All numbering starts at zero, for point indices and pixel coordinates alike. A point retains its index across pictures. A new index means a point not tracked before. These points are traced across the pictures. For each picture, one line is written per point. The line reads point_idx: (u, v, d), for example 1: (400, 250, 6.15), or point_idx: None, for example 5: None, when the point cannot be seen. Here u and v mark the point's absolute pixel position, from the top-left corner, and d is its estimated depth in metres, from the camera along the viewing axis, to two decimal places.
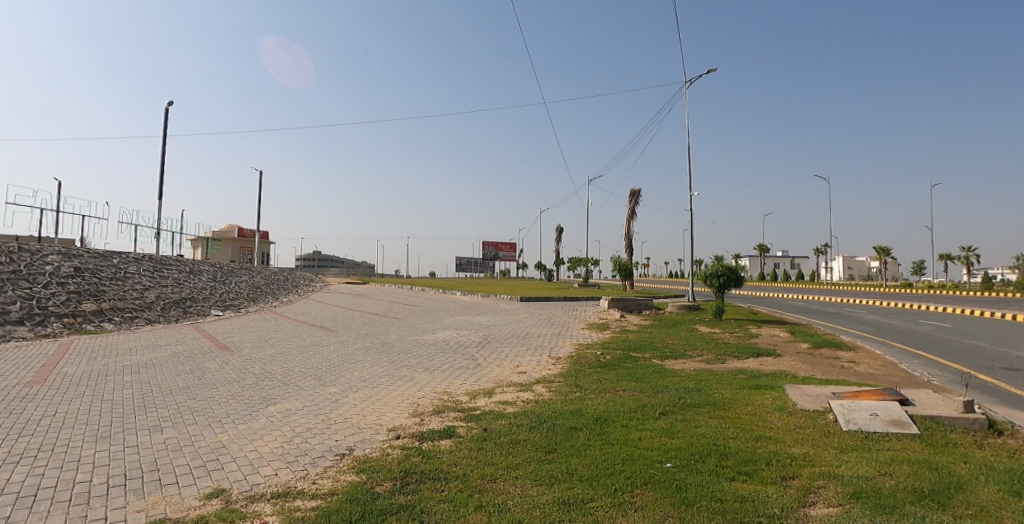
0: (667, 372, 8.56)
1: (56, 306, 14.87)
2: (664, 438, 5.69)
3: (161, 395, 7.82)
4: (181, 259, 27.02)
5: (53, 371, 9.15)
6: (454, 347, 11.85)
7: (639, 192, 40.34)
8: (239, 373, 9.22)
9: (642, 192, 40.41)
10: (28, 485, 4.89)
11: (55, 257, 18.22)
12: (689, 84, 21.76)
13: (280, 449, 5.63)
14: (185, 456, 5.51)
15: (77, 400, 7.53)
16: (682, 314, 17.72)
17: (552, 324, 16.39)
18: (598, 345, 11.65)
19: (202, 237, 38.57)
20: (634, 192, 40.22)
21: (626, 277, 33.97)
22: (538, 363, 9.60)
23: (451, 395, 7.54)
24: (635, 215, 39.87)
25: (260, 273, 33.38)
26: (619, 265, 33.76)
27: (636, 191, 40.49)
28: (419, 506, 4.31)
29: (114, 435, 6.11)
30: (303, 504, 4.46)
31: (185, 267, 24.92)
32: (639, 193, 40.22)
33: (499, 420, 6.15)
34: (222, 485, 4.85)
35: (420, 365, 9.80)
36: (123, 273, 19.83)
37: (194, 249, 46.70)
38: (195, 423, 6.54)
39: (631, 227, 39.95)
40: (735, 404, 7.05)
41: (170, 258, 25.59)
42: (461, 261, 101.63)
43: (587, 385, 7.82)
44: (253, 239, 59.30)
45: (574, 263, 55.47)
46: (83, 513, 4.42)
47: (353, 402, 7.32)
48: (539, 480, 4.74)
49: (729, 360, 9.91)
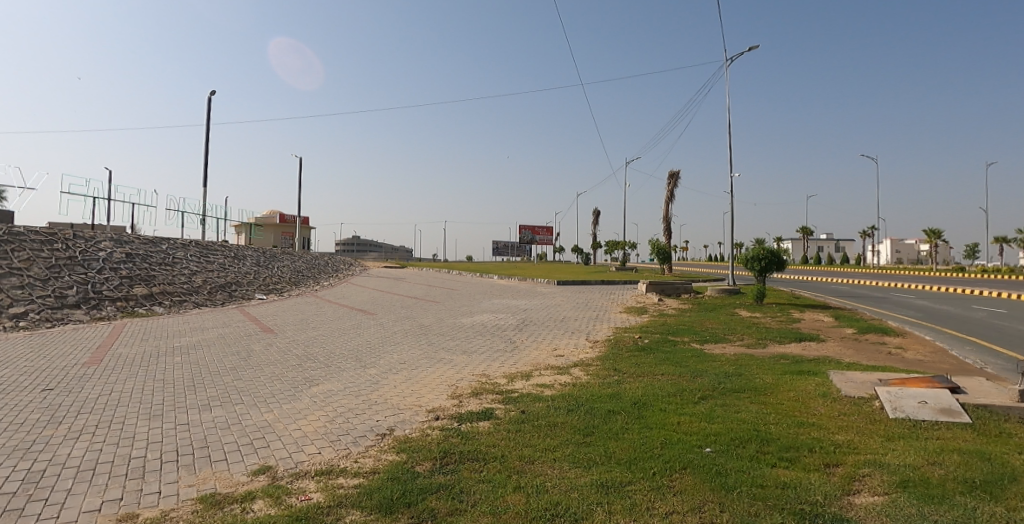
0: (707, 357, 8.39)
1: (110, 290, 15.50)
2: (704, 422, 5.61)
3: (208, 375, 8.07)
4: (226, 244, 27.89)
5: (108, 352, 9.54)
6: (492, 330, 11.86)
7: (677, 173, 39.35)
8: (283, 355, 9.46)
9: (680, 173, 39.41)
10: (88, 460, 5.21)
11: (107, 243, 18.95)
12: (732, 62, 21.55)
13: (323, 428, 5.76)
14: (233, 434, 5.70)
15: (130, 379, 7.85)
16: (722, 299, 17.38)
17: (590, 307, 16.31)
18: (635, 328, 11.53)
19: (247, 224, 39.69)
20: (673, 174, 39.29)
21: (665, 261, 33.55)
22: (576, 347, 9.58)
23: (489, 377, 7.55)
24: (674, 198, 39.13)
25: (301, 257, 34.17)
26: (657, 248, 33.35)
27: (674, 173, 39.54)
28: (459, 486, 4.42)
29: (165, 414, 6.34)
30: (346, 482, 4.61)
31: (230, 252, 25.69)
32: (677, 175, 39.23)
33: (537, 403, 6.13)
34: (268, 462, 5.01)
35: (458, 348, 9.89)
36: (171, 258, 20.54)
37: (239, 236, 48.21)
38: (242, 402, 6.73)
39: (669, 211, 39.40)
40: (777, 389, 6.89)
41: (217, 244, 26.41)
42: (498, 246, 102.00)
43: (624, 368, 7.70)
44: (293, 225, 60.64)
45: (611, 246, 55.02)
46: (138, 487, 4.71)
47: (393, 384, 7.41)
48: (577, 462, 4.75)
49: (770, 344, 9.69)
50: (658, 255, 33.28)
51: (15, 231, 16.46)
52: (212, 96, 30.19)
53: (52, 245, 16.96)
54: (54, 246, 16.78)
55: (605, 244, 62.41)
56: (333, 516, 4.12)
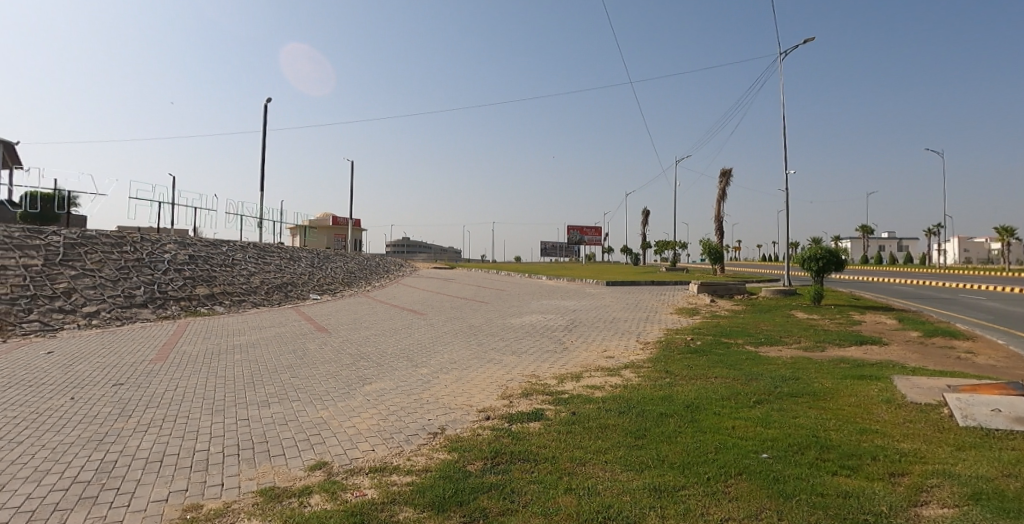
0: (762, 360, 8.14)
1: (174, 290, 16.25)
2: (760, 427, 5.43)
3: (267, 373, 8.35)
4: (282, 246, 28.88)
5: (173, 350, 10.00)
6: (541, 331, 11.84)
7: (729, 172, 38.43)
8: (337, 354, 9.70)
9: (731, 171, 38.48)
10: (155, 452, 5.46)
11: (172, 246, 19.89)
12: (785, 55, 20.62)
13: (376, 426, 5.86)
14: (291, 430, 5.88)
15: (194, 376, 8.20)
16: (777, 300, 16.84)
17: (639, 308, 16.08)
18: (687, 330, 11.30)
19: (302, 227, 41.04)
20: (725, 172, 38.42)
21: (716, 261, 32.81)
22: (626, 348, 9.45)
23: (539, 378, 7.53)
24: (725, 196, 38.22)
25: (352, 258, 35.03)
26: (707, 248, 32.69)
27: (725, 171, 38.64)
28: (509, 486, 4.42)
29: (226, 409, 6.59)
30: (399, 479, 4.68)
31: (286, 254, 26.56)
32: (729, 173, 38.34)
33: (587, 404, 6.07)
34: (324, 458, 5.14)
35: (508, 348, 9.92)
36: (231, 260, 21.38)
37: (294, 238, 49.91)
38: (299, 399, 6.93)
39: (720, 210, 38.52)
40: (837, 394, 6.61)
41: (273, 245, 27.36)
42: (544, 247, 101.89)
43: (676, 370, 7.55)
44: (344, 227, 62.15)
45: (660, 246, 54.18)
46: (203, 479, 4.91)
47: (444, 384, 7.48)
48: (628, 465, 4.67)
49: (830, 348, 9.32)
50: (709, 254, 32.61)
51: (89, 234, 17.39)
52: (269, 104, 29.50)
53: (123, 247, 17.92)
54: (123, 248, 17.70)
55: (654, 244, 61.46)
56: (387, 513, 4.19)
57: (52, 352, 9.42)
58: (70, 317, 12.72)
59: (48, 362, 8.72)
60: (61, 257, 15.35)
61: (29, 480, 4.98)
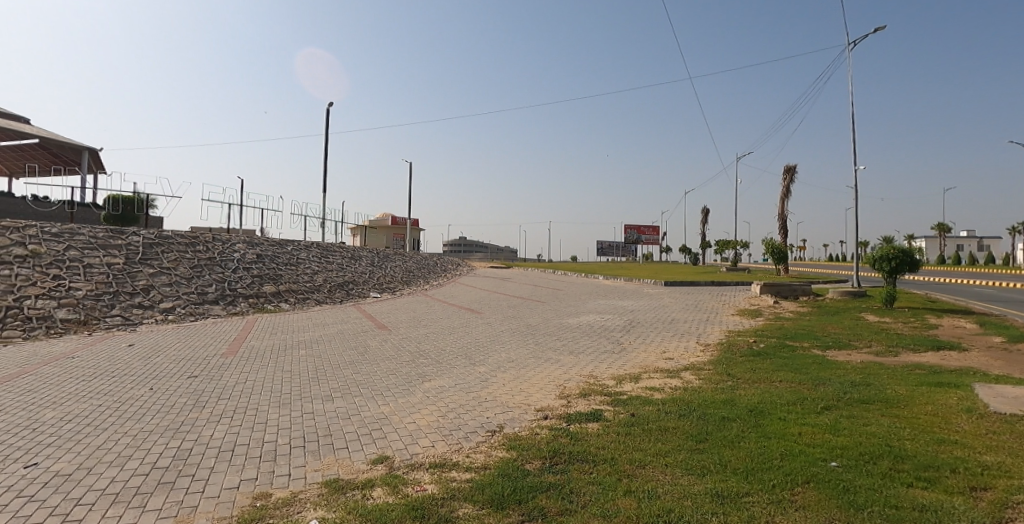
0: (830, 364, 7.81)
1: (244, 287, 17.03)
2: (828, 434, 5.21)
3: (331, 368, 8.63)
4: (343, 245, 29.82)
5: (242, 344, 10.49)
6: (598, 331, 11.74)
7: (792, 168, 37.03)
8: (397, 351, 9.93)
9: (795, 167, 37.06)
10: (227, 441, 5.73)
11: (241, 245, 20.85)
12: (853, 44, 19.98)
13: (436, 423, 5.96)
14: (353, 424, 6.05)
15: (263, 369, 8.56)
16: (845, 302, 16.11)
17: (698, 309, 15.72)
18: (749, 332, 10.96)
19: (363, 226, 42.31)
20: (788, 168, 37.04)
21: (778, 261, 31.72)
22: (686, 350, 9.26)
23: (597, 379, 7.47)
24: (789, 194, 36.87)
25: (410, 257, 35.80)
26: (770, 248, 31.69)
27: (788, 168, 37.25)
28: (568, 486, 4.40)
29: (293, 402, 6.84)
30: (458, 475, 4.74)
31: (347, 253, 27.39)
32: (793, 169, 36.93)
33: (647, 406, 5.98)
34: (386, 452, 5.26)
35: (565, 348, 9.89)
36: (295, 259, 22.21)
37: (356, 237, 51.48)
38: (361, 395, 7.13)
39: (784, 207, 37.16)
40: (912, 402, 6.26)
41: (335, 245, 28.28)
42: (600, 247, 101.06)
43: (739, 373, 7.34)
44: (403, 227, 63.42)
45: (720, 246, 52.65)
46: (271, 468, 5.12)
47: (502, 382, 7.52)
48: (689, 469, 4.57)
49: (905, 353, 8.83)
50: (772, 254, 31.61)
51: (166, 234, 18.35)
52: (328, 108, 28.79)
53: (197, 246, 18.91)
54: (197, 247, 18.66)
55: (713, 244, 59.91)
56: (447, 508, 4.25)
57: (133, 345, 10.06)
58: (149, 312, 13.51)
59: (130, 354, 9.31)
60: (141, 256, 16.25)
61: (113, 465, 5.34)
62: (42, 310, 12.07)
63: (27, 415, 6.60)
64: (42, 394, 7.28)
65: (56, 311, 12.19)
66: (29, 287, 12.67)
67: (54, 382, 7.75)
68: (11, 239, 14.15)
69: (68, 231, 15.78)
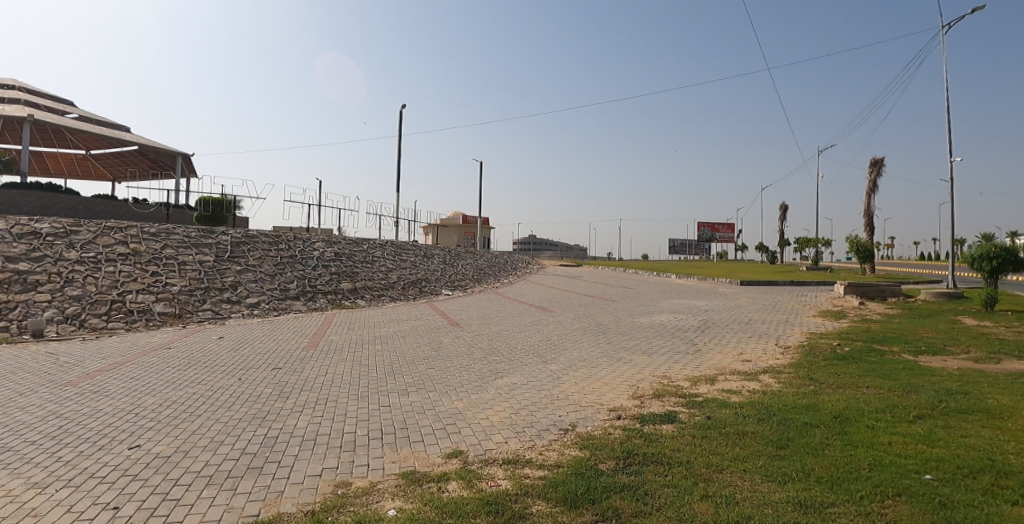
0: (923, 370, 7.33)
1: (323, 284, 17.79)
2: (921, 445, 4.90)
3: (406, 363, 8.89)
4: (416, 243, 30.62)
5: (323, 338, 10.99)
6: (671, 331, 11.52)
7: (880, 161, 34.97)
8: (470, 347, 10.11)
9: (883, 160, 34.95)
10: (309, 431, 6.02)
11: (322, 243, 21.79)
12: (949, 27, 19.00)
13: (508, 419, 6.03)
14: (428, 418, 6.21)
15: (342, 363, 8.93)
16: (938, 304, 15.04)
17: (776, 310, 15.11)
18: (832, 334, 10.45)
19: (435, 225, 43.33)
20: (875, 161, 34.99)
21: (864, 260, 30.10)
22: (764, 352, 8.94)
23: (671, 379, 7.34)
24: (877, 188, 34.81)
25: (480, 255, 36.34)
26: (855, 246, 30.18)
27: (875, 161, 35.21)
28: (643, 488, 4.35)
29: (370, 395, 7.10)
30: (531, 472, 4.78)
31: (421, 251, 28.11)
32: (880, 162, 34.86)
33: (723, 409, 5.83)
34: (460, 447, 5.37)
35: (638, 348, 9.76)
36: (371, 257, 22.99)
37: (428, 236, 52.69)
38: (435, 390, 7.31)
39: (870, 203, 35.06)
40: (1017, 413, 5.78)
41: (409, 243, 29.08)
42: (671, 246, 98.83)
43: (821, 378, 7.01)
44: (474, 225, 64.25)
45: (800, 244, 50.29)
46: (351, 459, 5.33)
47: (574, 381, 7.52)
48: (769, 476, 4.42)
49: (1010, 360, 8.15)
50: (857, 253, 30.07)
51: (251, 233, 19.36)
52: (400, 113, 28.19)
53: (282, 243, 19.91)
54: (280, 245, 19.63)
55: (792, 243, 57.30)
56: (521, 504, 4.29)
57: (223, 337, 10.73)
58: (236, 307, 14.35)
59: (220, 346, 9.94)
60: (229, 254, 17.29)
61: (207, 449, 5.73)
62: (142, 303, 13.05)
63: (130, 401, 7.17)
64: (142, 382, 7.89)
65: (154, 304, 13.16)
66: (131, 282, 13.72)
67: (154, 370, 8.39)
68: (115, 238, 15.38)
69: (165, 230, 16.96)
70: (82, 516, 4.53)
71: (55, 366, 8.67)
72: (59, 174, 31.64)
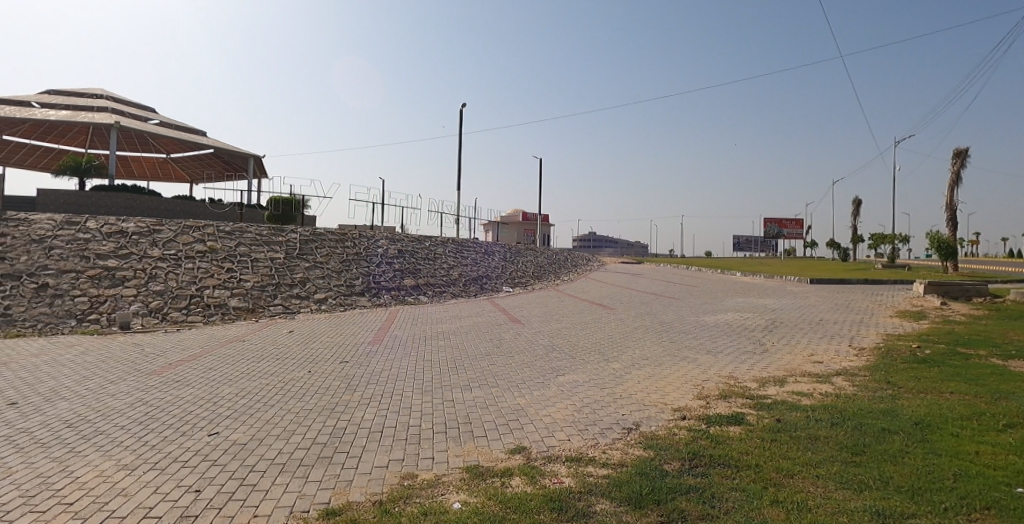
0: (1015, 376, 6.86)
1: (387, 280, 18.26)
2: (1012, 456, 4.61)
3: (469, 359, 9.03)
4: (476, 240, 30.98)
5: (387, 333, 11.29)
6: (737, 331, 11.23)
7: (964, 152, 32.80)
8: (531, 344, 10.17)
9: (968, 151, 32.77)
10: (376, 423, 6.23)
11: (386, 240, 22.33)
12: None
13: (571, 417, 6.05)
14: (491, 414, 6.30)
15: (406, 358, 9.16)
16: None
17: (850, 309, 14.47)
18: (912, 336, 9.93)
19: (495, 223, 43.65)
20: (959, 153, 32.86)
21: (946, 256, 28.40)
22: (837, 354, 8.60)
23: (738, 380, 7.18)
24: (960, 181, 32.68)
25: (541, 251, 36.45)
26: (936, 242, 28.54)
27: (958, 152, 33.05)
28: (710, 491, 4.28)
29: (435, 390, 7.27)
30: (595, 471, 4.79)
31: (481, 248, 28.42)
32: (964, 153, 32.72)
33: (794, 412, 5.66)
34: (523, 443, 5.43)
35: (703, 347, 9.56)
36: (434, 254, 23.41)
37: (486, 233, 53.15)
38: (498, 386, 7.40)
39: (953, 197, 33.00)
40: None
41: (470, 240, 29.45)
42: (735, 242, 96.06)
43: (900, 381, 6.69)
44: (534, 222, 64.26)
45: (875, 240, 47.78)
46: (417, 451, 5.48)
47: (637, 380, 7.45)
48: (845, 483, 4.27)
49: None
50: (938, 249, 28.43)
51: (319, 231, 20.04)
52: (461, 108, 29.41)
53: (349, 240, 20.54)
54: (347, 242, 20.24)
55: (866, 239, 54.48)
56: (585, 502, 4.30)
57: (293, 331, 11.18)
58: (305, 302, 14.94)
59: (290, 339, 10.38)
60: (298, 251, 17.97)
61: (280, 438, 6.01)
62: (218, 298, 13.76)
63: (209, 390, 7.60)
64: (219, 372, 8.35)
65: (229, 299, 13.85)
66: (208, 278, 14.47)
67: (231, 362, 8.85)
68: (194, 236, 16.25)
69: (239, 229, 17.80)
70: (168, 498, 4.85)
71: (141, 357, 9.28)
72: (143, 178, 33.44)
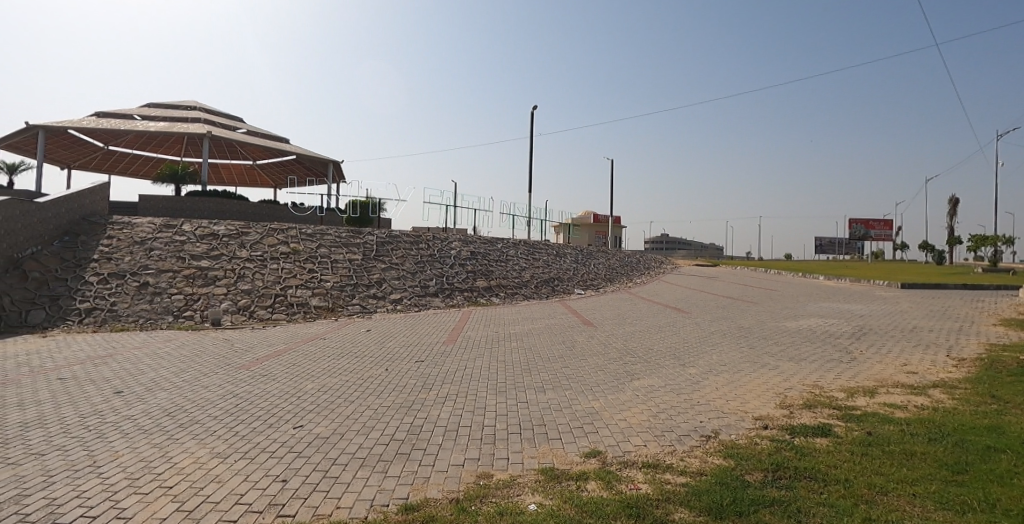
0: None
1: (460, 282, 18.62)
2: None
3: (542, 361, 9.11)
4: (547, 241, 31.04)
5: (461, 334, 11.53)
6: (821, 337, 10.78)
7: None
8: (604, 347, 10.15)
9: None
10: (452, 421, 6.41)
11: (459, 242, 22.76)
12: None
13: (648, 422, 6.01)
14: (565, 417, 6.34)
15: (480, 358, 9.34)
16: None
17: (948, 316, 13.53)
18: (1019, 347, 9.21)
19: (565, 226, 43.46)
20: None
21: None
22: (934, 364, 8.11)
23: (823, 389, 6.92)
24: None
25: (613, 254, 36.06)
26: None
27: None
28: (795, 504, 4.16)
29: (509, 391, 7.39)
30: (672, 478, 4.75)
31: (552, 249, 28.46)
32: None
33: (887, 425, 5.40)
34: (598, 447, 5.45)
35: (784, 353, 9.25)
36: (505, 255, 23.65)
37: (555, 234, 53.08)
38: (571, 388, 7.43)
39: None
40: None
41: (541, 241, 29.54)
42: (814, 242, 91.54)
43: (1007, 396, 6.24)
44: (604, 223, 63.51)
45: (976, 242, 44.26)
46: (492, 451, 5.60)
47: (715, 386, 7.31)
48: (944, 504, 4.05)
49: None
50: None
51: (394, 233, 20.67)
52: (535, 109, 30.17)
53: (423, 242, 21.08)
54: (421, 244, 20.77)
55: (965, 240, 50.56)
56: (663, 510, 4.29)
57: (370, 330, 11.62)
58: (381, 302, 15.47)
59: (367, 338, 10.79)
60: (376, 253, 18.61)
61: (359, 433, 6.28)
62: (301, 297, 14.47)
63: (293, 385, 8.04)
64: (302, 368, 8.79)
65: (310, 298, 14.53)
66: (291, 278, 15.22)
67: (313, 358, 9.31)
68: (278, 238, 17.12)
69: (319, 231, 18.62)
70: (258, 486, 5.19)
71: (232, 351, 9.92)
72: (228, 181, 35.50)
